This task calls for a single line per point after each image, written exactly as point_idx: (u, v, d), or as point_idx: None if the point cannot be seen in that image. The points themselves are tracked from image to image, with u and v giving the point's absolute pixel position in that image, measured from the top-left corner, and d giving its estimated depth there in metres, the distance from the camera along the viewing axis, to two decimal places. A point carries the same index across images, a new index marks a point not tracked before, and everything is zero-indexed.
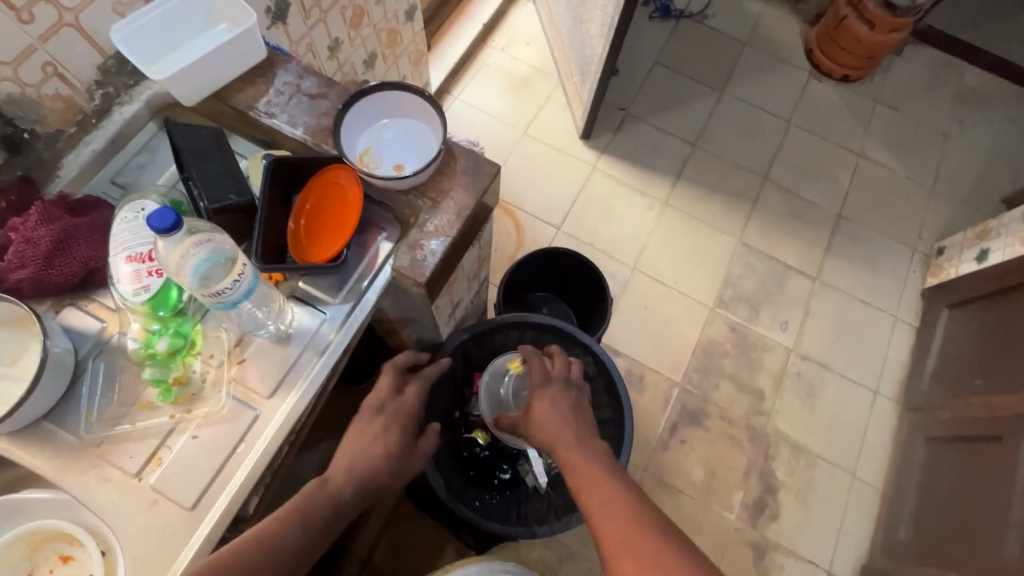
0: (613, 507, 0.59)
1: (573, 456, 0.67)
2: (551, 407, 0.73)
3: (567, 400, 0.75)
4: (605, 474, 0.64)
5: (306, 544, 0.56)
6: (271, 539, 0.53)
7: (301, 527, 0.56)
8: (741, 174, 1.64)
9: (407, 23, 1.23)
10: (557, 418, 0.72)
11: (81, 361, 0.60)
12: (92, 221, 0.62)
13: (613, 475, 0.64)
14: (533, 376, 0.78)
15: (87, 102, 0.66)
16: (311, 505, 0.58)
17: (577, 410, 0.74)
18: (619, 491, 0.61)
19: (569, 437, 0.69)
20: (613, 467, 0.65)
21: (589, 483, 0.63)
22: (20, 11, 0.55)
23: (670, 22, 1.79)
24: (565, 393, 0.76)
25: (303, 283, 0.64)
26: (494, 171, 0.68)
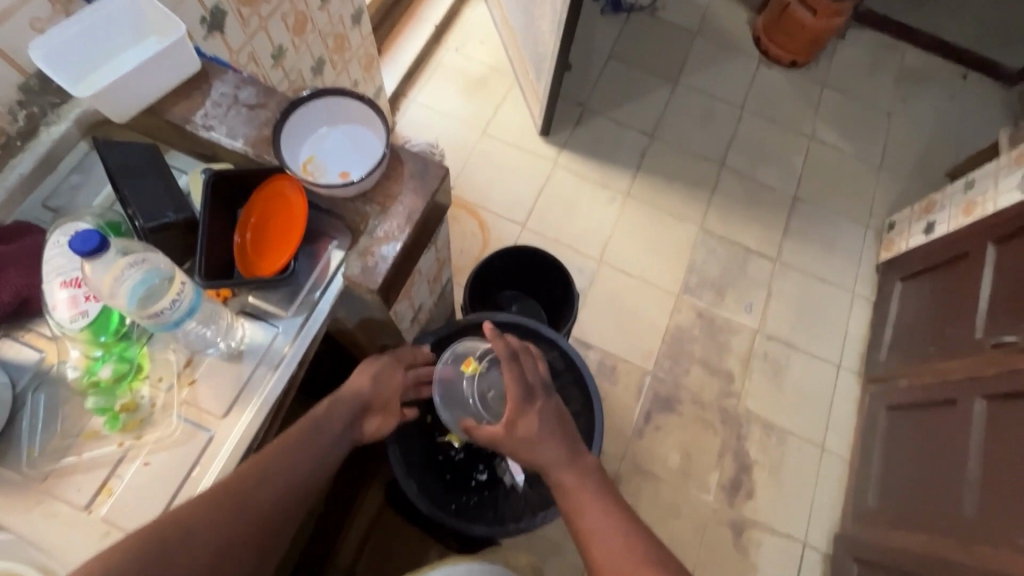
0: (606, 530, 0.62)
1: (561, 476, 0.68)
2: (533, 424, 0.70)
3: (551, 412, 0.72)
4: (599, 500, 0.65)
5: (309, 472, 0.61)
6: (279, 473, 0.58)
7: (302, 451, 0.62)
8: (698, 162, 1.67)
9: (354, 28, 1.22)
10: (543, 436, 0.70)
11: (20, 395, 0.57)
12: (22, 247, 0.59)
13: (605, 496, 0.66)
14: (514, 391, 0.71)
15: (10, 124, 0.63)
16: (311, 432, 0.64)
17: (558, 419, 0.72)
18: (609, 513, 0.64)
19: (556, 453, 0.69)
20: (602, 484, 0.68)
21: (579, 503, 0.65)
22: None
23: (621, 16, 1.81)
24: (546, 403, 0.73)
25: (252, 298, 0.63)
26: (442, 173, 0.67)
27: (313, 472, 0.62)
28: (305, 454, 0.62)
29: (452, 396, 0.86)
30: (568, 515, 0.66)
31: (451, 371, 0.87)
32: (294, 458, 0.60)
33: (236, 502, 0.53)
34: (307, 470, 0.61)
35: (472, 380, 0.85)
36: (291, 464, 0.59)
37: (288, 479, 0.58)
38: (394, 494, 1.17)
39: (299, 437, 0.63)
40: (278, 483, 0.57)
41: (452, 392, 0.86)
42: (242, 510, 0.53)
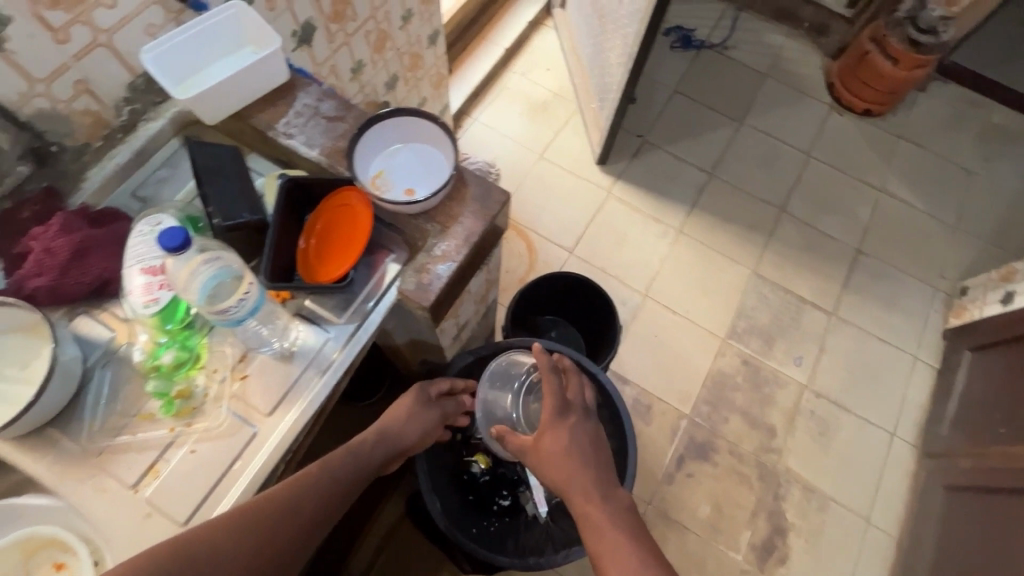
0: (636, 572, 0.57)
1: (585, 508, 0.64)
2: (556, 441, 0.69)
3: (586, 433, 0.71)
4: (631, 543, 0.60)
5: (337, 498, 0.61)
6: (313, 496, 0.58)
7: (339, 475, 0.63)
8: (757, 205, 1.63)
9: (429, 47, 1.26)
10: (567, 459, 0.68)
11: (89, 370, 0.61)
12: (110, 232, 0.63)
13: (635, 537, 0.61)
14: (549, 401, 0.72)
15: (115, 117, 0.68)
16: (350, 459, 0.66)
17: (584, 443, 0.70)
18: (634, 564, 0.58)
19: (581, 479, 0.66)
20: (634, 524, 0.63)
21: (606, 545, 0.61)
22: (57, 32, 0.57)
23: (690, 51, 1.81)
24: (582, 425, 0.71)
25: (308, 301, 0.65)
26: (504, 199, 0.68)
27: (338, 501, 0.62)
28: (340, 481, 0.63)
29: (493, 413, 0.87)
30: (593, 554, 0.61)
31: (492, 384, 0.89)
32: (326, 482, 0.61)
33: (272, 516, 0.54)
34: (334, 499, 0.61)
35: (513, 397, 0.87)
36: (326, 484, 0.60)
37: (322, 500, 0.59)
38: (415, 504, 1.16)
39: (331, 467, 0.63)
40: (311, 506, 0.57)
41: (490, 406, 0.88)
42: (278, 531, 0.54)
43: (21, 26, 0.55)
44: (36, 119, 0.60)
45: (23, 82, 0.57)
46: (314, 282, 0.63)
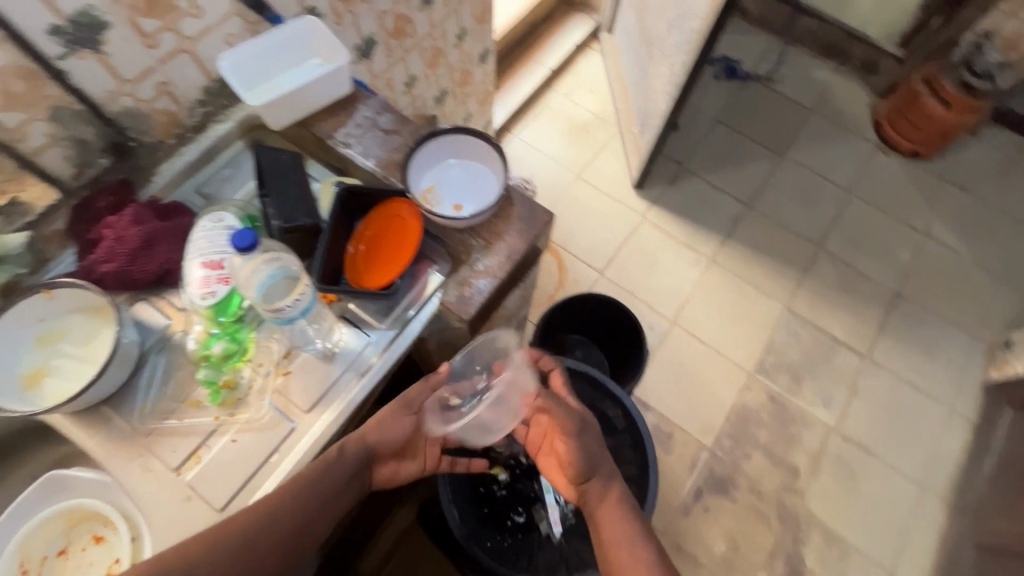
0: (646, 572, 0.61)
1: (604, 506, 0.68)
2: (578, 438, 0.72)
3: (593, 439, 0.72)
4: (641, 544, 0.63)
5: (324, 506, 0.60)
6: (283, 517, 0.57)
7: (317, 489, 0.59)
8: (794, 240, 1.61)
9: (479, 65, 1.30)
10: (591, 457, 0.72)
11: (144, 353, 0.64)
12: (176, 225, 0.66)
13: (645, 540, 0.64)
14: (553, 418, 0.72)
15: (188, 117, 0.72)
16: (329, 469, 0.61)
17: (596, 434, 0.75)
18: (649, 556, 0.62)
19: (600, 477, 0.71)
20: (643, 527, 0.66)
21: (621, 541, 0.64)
22: (148, 37, 0.62)
23: (735, 81, 1.81)
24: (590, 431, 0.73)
25: (353, 304, 0.67)
26: (548, 220, 0.70)
27: (331, 504, 0.61)
28: (319, 493, 0.59)
29: (454, 407, 0.72)
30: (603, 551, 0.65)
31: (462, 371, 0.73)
32: (298, 498, 0.58)
33: (238, 542, 0.54)
34: (326, 501, 0.60)
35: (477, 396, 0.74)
36: (298, 501, 0.58)
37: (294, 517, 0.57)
38: (429, 513, 1.17)
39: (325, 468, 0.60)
40: (281, 526, 0.56)
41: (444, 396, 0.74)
42: (250, 550, 0.54)
43: (118, 31, 0.59)
44: (120, 116, 0.65)
45: (113, 81, 0.62)
46: (361, 287, 0.65)
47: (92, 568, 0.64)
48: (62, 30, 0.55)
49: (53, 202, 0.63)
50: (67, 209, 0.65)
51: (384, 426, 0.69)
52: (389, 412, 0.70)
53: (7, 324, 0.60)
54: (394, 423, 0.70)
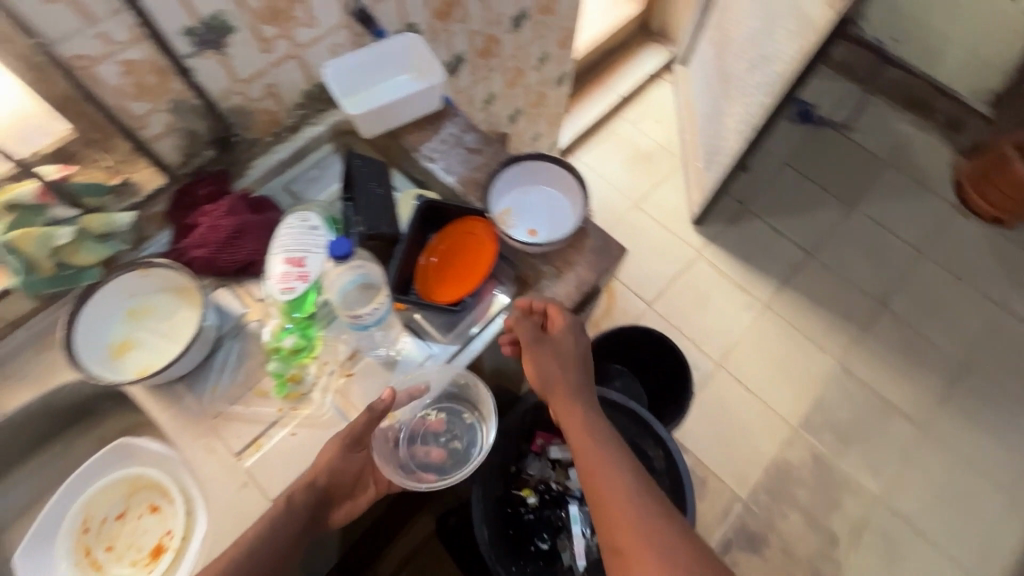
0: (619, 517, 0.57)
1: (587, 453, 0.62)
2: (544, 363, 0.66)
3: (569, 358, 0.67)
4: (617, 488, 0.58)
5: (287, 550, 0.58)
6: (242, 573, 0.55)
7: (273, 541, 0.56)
8: (856, 296, 1.54)
9: (555, 88, 1.32)
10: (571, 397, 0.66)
11: (221, 337, 0.67)
12: (264, 220, 0.69)
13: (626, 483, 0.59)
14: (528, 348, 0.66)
15: (287, 118, 0.76)
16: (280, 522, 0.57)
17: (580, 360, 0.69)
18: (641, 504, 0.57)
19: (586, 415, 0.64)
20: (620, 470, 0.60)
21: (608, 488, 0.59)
22: (266, 42, 0.66)
23: (808, 126, 1.76)
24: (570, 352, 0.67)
25: (418, 315, 0.68)
26: (621, 255, 0.70)
27: (292, 548, 0.58)
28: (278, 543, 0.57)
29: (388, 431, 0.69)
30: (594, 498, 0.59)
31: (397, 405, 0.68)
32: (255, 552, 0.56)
33: None
34: (286, 547, 0.58)
35: (408, 422, 0.71)
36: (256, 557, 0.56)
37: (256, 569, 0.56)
38: (450, 524, 1.17)
39: (278, 517, 0.57)
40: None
41: (382, 437, 0.68)
42: None
43: (242, 35, 0.63)
44: (229, 112, 0.69)
45: (230, 80, 0.66)
46: (432, 300, 0.67)
47: (145, 536, 0.67)
48: (194, 31, 0.59)
49: (159, 186, 0.68)
50: (168, 194, 0.69)
51: (332, 468, 0.61)
52: (327, 453, 0.61)
53: (104, 296, 0.65)
54: (340, 465, 0.61)
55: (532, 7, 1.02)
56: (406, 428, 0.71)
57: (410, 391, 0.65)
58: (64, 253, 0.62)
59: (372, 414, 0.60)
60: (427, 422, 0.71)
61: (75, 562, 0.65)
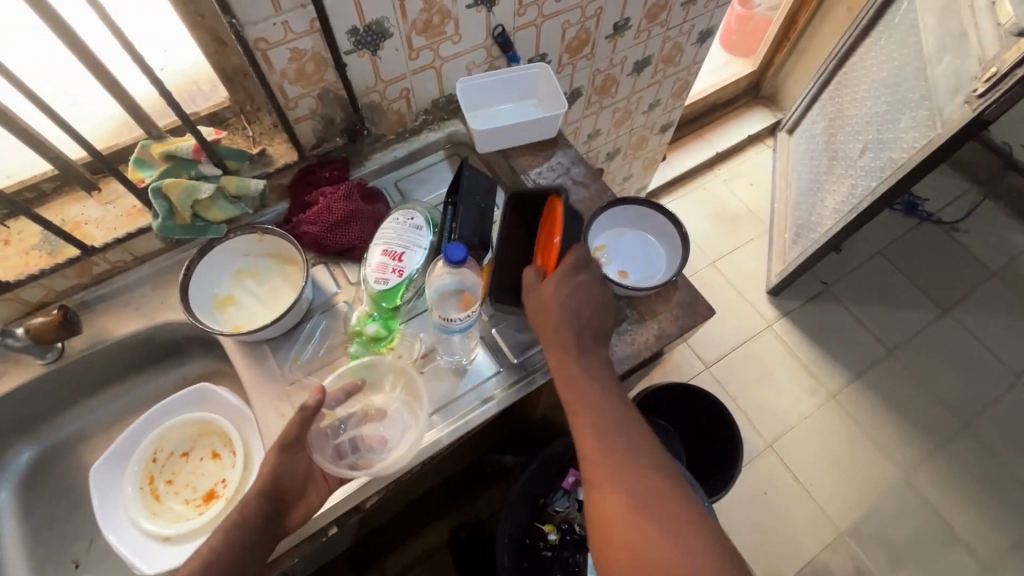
0: (624, 506, 0.53)
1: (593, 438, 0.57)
2: (550, 325, 0.62)
3: (575, 317, 0.62)
4: (623, 482, 0.54)
5: (249, 555, 0.55)
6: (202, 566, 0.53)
7: (234, 542, 0.55)
8: (934, 406, 1.43)
9: (658, 134, 1.32)
10: (568, 364, 0.60)
11: (311, 311, 0.71)
12: (374, 211, 0.73)
13: (632, 475, 0.54)
14: (535, 301, 0.63)
15: (412, 121, 0.80)
16: (239, 520, 0.56)
17: (589, 319, 0.63)
18: (652, 509, 0.52)
19: (585, 386, 0.59)
20: (628, 456, 0.56)
21: (607, 480, 0.54)
22: (413, 51, 0.70)
23: (912, 218, 1.67)
24: (577, 308, 0.62)
25: (495, 331, 0.71)
26: (709, 316, 0.69)
27: (253, 552, 0.55)
28: (239, 544, 0.55)
29: (327, 425, 0.65)
30: (589, 487, 0.55)
31: (330, 399, 0.65)
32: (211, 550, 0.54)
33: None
34: (243, 553, 0.55)
35: (348, 415, 0.66)
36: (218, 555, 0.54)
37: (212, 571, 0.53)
38: (458, 538, 1.17)
39: (234, 521, 0.56)
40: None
41: (322, 434, 0.64)
42: None
43: (395, 42, 0.68)
44: (365, 107, 0.74)
45: (374, 79, 0.71)
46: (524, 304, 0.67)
47: (202, 478, 0.72)
48: (357, 32, 0.64)
49: (290, 161, 0.74)
50: (295, 170, 0.74)
51: (283, 462, 0.58)
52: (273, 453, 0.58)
53: (222, 251, 0.70)
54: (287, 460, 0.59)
55: (656, 55, 1.04)
56: (347, 421, 0.66)
57: (346, 387, 0.65)
58: (200, 207, 0.68)
59: (304, 411, 0.58)
60: (367, 413, 0.66)
61: (138, 488, 0.69)
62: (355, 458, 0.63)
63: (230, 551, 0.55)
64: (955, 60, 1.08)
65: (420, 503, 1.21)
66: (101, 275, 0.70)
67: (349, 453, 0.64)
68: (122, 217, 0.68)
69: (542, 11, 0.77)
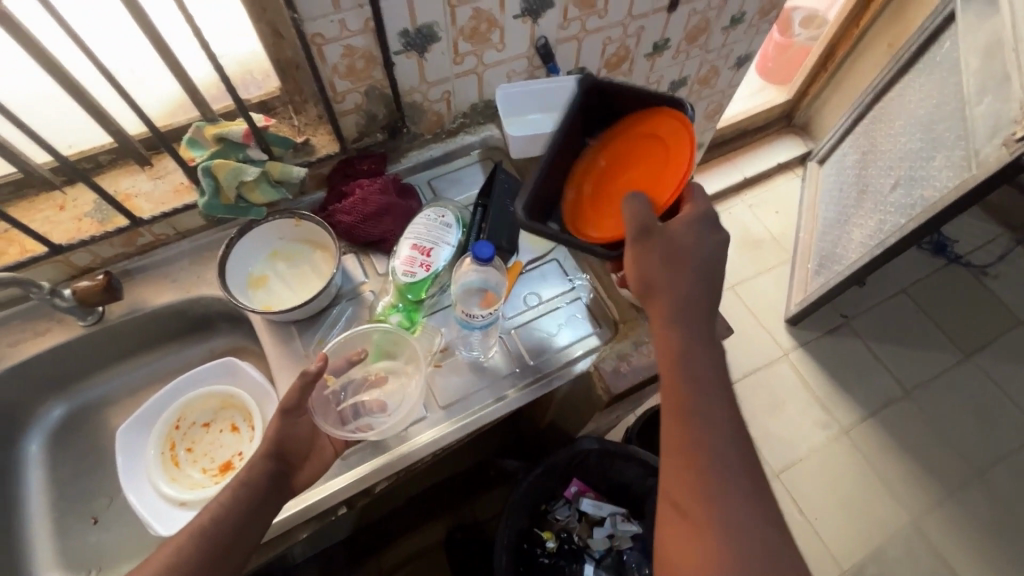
0: (713, 513, 0.51)
1: (693, 434, 0.53)
2: (667, 299, 0.56)
3: (693, 296, 0.57)
4: (717, 487, 0.51)
5: (252, 514, 0.56)
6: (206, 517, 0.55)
7: (238, 499, 0.56)
8: (949, 452, 1.40)
9: (687, 155, 1.33)
10: (681, 349, 0.56)
11: (338, 297, 0.73)
12: (407, 207, 0.76)
13: (727, 482, 0.52)
14: (654, 257, 0.55)
15: (450, 123, 0.83)
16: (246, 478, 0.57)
17: (703, 298, 0.57)
18: (740, 521, 0.50)
19: (694, 377, 0.55)
20: (726, 461, 0.53)
21: (702, 483, 0.51)
22: (459, 56, 0.73)
23: (940, 258, 1.65)
24: (696, 284, 0.57)
25: (513, 331, 0.72)
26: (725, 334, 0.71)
27: (259, 512, 0.56)
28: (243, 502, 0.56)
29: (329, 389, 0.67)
30: (678, 485, 0.52)
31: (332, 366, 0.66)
32: (217, 505, 0.56)
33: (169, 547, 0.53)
34: (248, 512, 0.56)
35: (349, 382, 0.68)
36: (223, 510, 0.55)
37: (217, 526, 0.54)
38: (454, 538, 1.17)
39: (241, 479, 0.57)
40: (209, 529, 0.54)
41: (324, 399, 0.66)
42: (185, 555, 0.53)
43: (442, 45, 0.70)
44: (407, 106, 0.77)
45: (418, 80, 0.74)
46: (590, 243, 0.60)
47: (221, 449, 0.75)
48: (408, 34, 0.66)
49: (331, 152, 0.76)
50: (335, 161, 0.77)
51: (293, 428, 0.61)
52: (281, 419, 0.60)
53: (261, 232, 0.73)
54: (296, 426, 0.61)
55: (692, 77, 1.05)
56: (348, 387, 0.68)
57: (348, 355, 0.68)
58: (245, 189, 0.71)
59: (305, 377, 0.59)
60: (369, 379, 0.68)
61: (160, 452, 0.72)
62: (359, 424, 0.65)
63: (237, 510, 0.55)
64: (995, 102, 1.07)
65: (421, 499, 1.22)
66: (145, 246, 0.73)
67: (350, 417, 0.66)
68: (169, 192, 0.71)
69: (585, 26, 0.79)
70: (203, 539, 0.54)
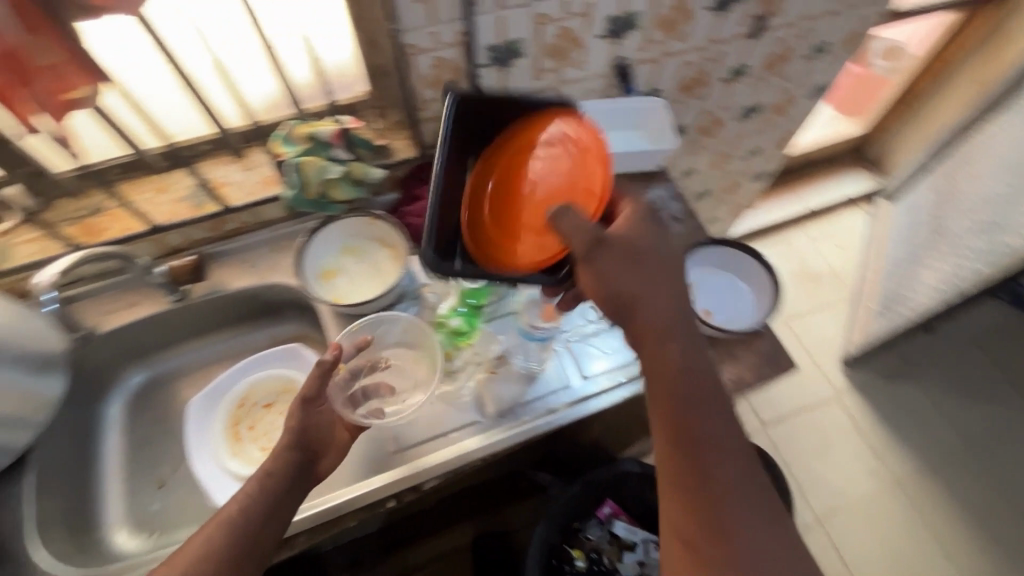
0: (729, 543, 0.48)
1: (698, 458, 0.50)
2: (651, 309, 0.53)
3: (676, 302, 0.54)
4: (730, 514, 0.49)
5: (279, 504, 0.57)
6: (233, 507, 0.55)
7: (265, 490, 0.57)
8: (1015, 519, 1.30)
9: (750, 182, 1.30)
10: (674, 362, 0.52)
11: (403, 296, 0.76)
12: None
13: (738, 506, 0.50)
14: (620, 270, 0.52)
15: None
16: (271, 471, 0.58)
17: (680, 302, 0.54)
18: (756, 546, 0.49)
19: (692, 394, 0.52)
20: (731, 483, 0.50)
21: (716, 511, 0.49)
22: (540, 72, 0.75)
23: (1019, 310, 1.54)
24: (675, 288, 0.54)
25: (569, 344, 0.73)
26: (789, 368, 0.70)
27: (286, 500, 0.58)
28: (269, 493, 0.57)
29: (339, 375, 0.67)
30: (687, 515, 0.49)
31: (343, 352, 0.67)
32: (244, 496, 0.56)
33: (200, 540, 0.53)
34: (280, 500, 0.57)
35: (356, 368, 0.69)
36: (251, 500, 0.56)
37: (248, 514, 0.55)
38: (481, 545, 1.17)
39: (266, 471, 0.58)
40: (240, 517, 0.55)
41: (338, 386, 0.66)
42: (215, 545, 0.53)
43: (526, 61, 0.72)
44: None
45: (498, 93, 0.76)
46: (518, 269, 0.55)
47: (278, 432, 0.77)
48: (495, 49, 0.69)
49: (407, 158, 0.79)
50: (411, 165, 0.80)
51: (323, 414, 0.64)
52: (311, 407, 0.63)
53: (331, 230, 0.77)
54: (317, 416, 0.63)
55: (768, 104, 1.03)
56: (356, 373, 0.69)
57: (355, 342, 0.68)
58: (328, 187, 0.74)
59: (323, 366, 0.61)
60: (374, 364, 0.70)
61: (224, 427, 0.76)
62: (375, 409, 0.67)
63: (266, 499, 0.56)
64: None
65: None
66: (230, 232, 0.79)
67: (360, 400, 0.67)
68: (258, 183, 0.76)
69: (666, 50, 0.80)
70: (234, 529, 0.54)
